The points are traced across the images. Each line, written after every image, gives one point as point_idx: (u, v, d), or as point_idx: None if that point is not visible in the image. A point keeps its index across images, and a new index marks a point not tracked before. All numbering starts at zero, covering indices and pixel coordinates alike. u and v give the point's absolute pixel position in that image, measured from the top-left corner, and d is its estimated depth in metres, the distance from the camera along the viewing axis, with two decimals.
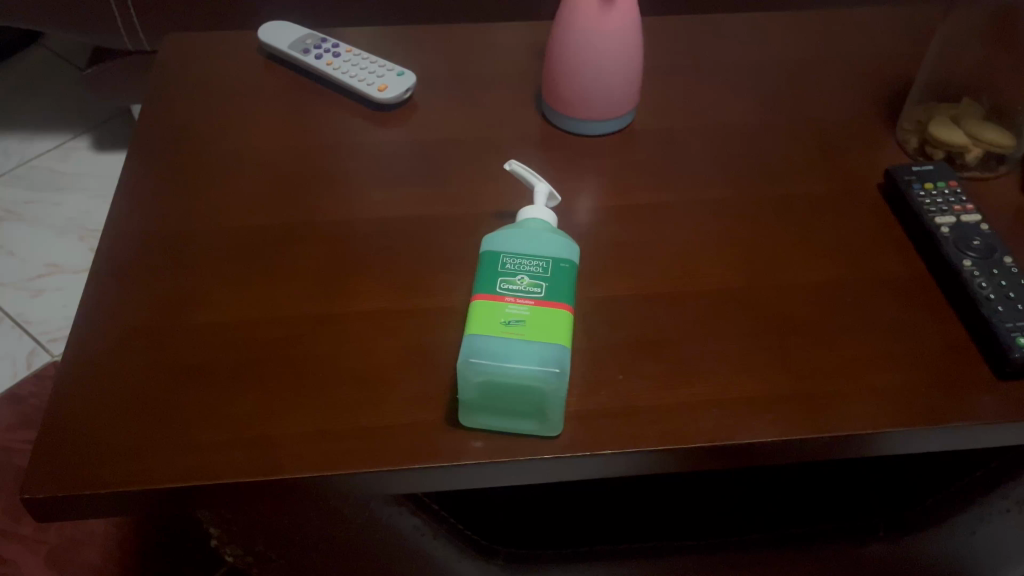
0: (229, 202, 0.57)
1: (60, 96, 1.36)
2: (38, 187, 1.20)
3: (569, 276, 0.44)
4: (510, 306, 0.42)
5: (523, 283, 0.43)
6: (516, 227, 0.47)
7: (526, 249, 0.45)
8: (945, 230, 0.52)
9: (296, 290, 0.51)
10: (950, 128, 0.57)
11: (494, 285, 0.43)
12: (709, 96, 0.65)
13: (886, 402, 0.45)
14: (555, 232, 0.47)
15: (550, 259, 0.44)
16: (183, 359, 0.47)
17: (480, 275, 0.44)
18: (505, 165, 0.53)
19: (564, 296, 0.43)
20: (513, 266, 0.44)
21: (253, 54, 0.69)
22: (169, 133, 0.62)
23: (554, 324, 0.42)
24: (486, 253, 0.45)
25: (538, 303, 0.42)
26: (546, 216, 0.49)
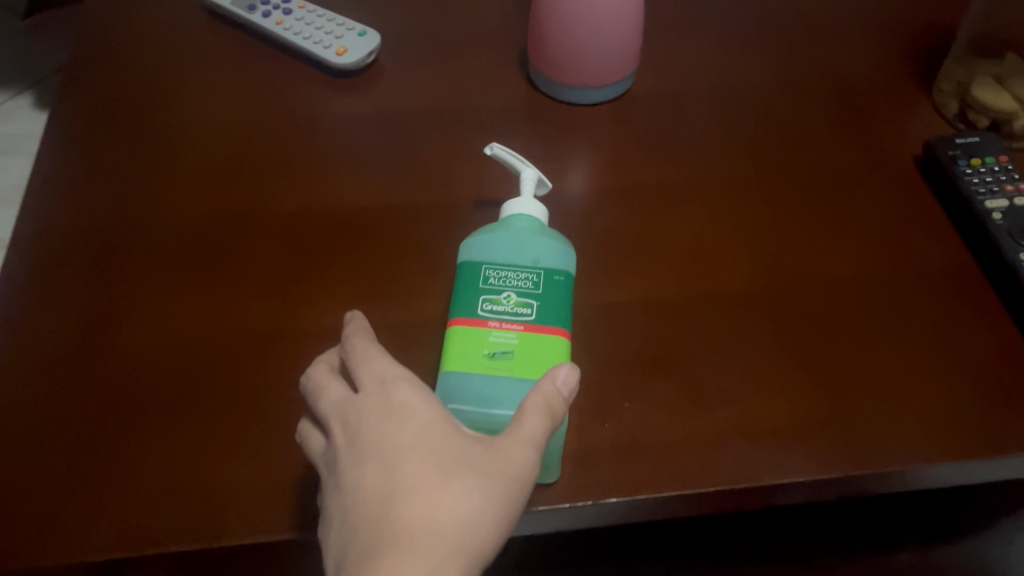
0: (167, 189, 0.49)
1: None
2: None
3: (563, 291, 0.37)
4: (495, 334, 0.35)
5: (510, 303, 0.36)
6: (499, 226, 0.40)
7: (512, 258, 0.38)
8: (997, 217, 0.44)
9: (244, 299, 0.43)
10: (996, 90, 0.50)
11: (474, 306, 0.36)
12: (717, 54, 0.56)
13: (938, 423, 0.39)
14: (546, 233, 0.39)
15: (541, 270, 0.37)
16: (110, 390, 0.40)
17: (458, 291, 0.37)
18: (485, 146, 0.45)
19: (559, 318, 0.36)
20: (498, 281, 0.36)
21: (194, 10, 0.60)
22: (96, 110, 0.53)
23: (547, 356, 0.35)
24: (464, 264, 0.38)
25: (528, 329, 0.35)
26: (535, 211, 0.41)
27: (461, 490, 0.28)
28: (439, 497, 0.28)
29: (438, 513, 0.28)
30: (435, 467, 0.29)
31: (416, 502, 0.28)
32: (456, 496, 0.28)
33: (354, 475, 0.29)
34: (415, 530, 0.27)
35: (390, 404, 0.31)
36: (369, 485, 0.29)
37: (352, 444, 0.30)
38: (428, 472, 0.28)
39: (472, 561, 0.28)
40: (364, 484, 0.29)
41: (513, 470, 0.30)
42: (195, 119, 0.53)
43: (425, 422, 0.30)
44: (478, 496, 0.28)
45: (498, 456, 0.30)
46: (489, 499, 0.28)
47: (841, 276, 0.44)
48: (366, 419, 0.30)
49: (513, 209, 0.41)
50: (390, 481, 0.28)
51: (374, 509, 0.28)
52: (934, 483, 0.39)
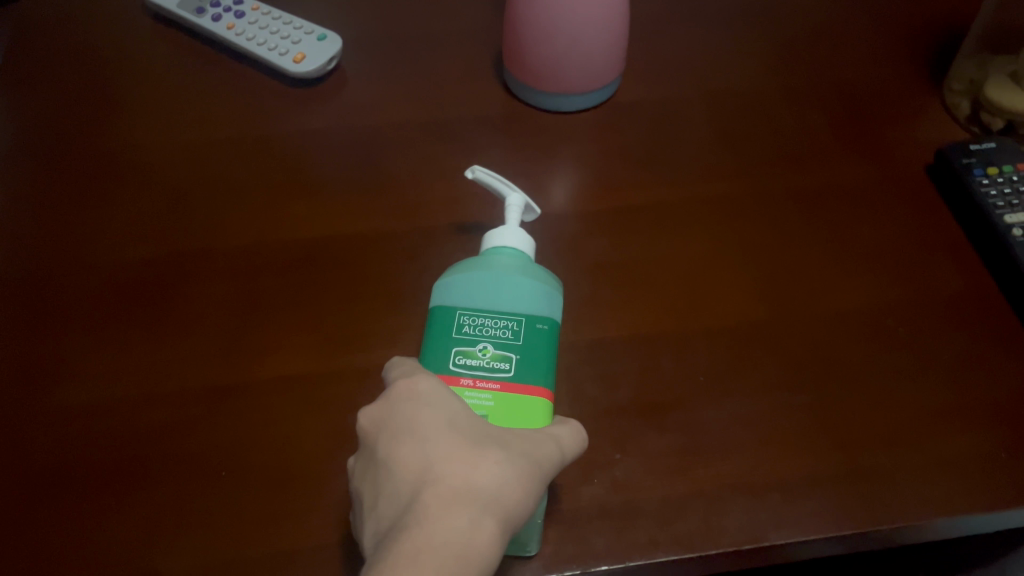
0: (109, 219, 0.44)
1: None
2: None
3: (546, 341, 0.33)
4: (468, 392, 0.31)
5: (485, 356, 0.32)
6: (476, 260, 0.36)
7: (489, 300, 0.34)
8: (1017, 233, 0.41)
9: (193, 344, 0.39)
10: (1013, 90, 0.46)
11: (445, 360, 0.32)
12: (708, 54, 0.52)
13: (961, 468, 0.35)
14: (531, 269, 0.35)
15: (522, 316, 0.33)
16: (44, 454, 0.36)
17: (428, 339, 0.33)
18: (465, 171, 0.40)
19: (541, 373, 0.32)
20: (473, 330, 0.33)
21: (137, 14, 0.55)
22: (29, 129, 0.49)
23: (524, 418, 0.31)
24: (437, 308, 0.34)
25: (504, 388, 0.31)
26: (519, 242, 0.36)
27: (494, 461, 0.27)
28: (476, 465, 0.26)
29: (476, 479, 0.26)
30: (467, 441, 0.27)
31: (453, 470, 0.26)
32: (491, 464, 0.27)
33: (387, 455, 0.28)
34: (455, 493, 0.26)
35: (417, 387, 0.29)
36: (404, 459, 0.27)
37: (381, 426, 0.29)
38: (463, 444, 0.27)
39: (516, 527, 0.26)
40: (399, 458, 0.27)
41: (543, 455, 0.29)
42: (141, 139, 0.48)
43: (453, 404, 0.29)
44: (516, 468, 0.27)
45: (529, 441, 0.29)
46: (526, 475, 0.27)
47: (850, 304, 0.40)
48: (393, 403, 0.29)
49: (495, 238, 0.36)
50: (424, 454, 0.27)
51: (412, 481, 0.26)
52: (958, 534, 0.36)
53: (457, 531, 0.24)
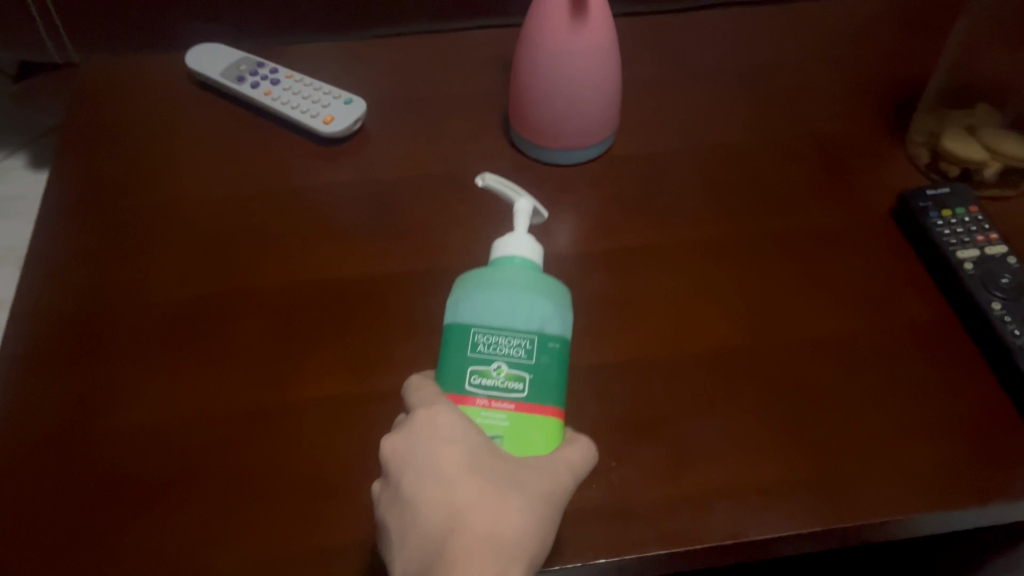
0: (160, 264, 0.50)
1: None
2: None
3: (555, 360, 0.37)
4: (485, 412, 0.35)
5: (500, 376, 0.36)
6: (487, 272, 0.39)
7: (502, 316, 0.37)
8: (968, 266, 0.46)
9: (238, 373, 0.44)
10: (965, 140, 0.51)
11: (463, 378, 0.36)
12: (694, 110, 0.58)
13: (918, 478, 0.39)
14: (540, 286, 0.39)
15: (534, 335, 0.37)
16: (110, 470, 0.41)
17: (446, 355, 0.37)
18: (478, 180, 0.48)
19: (550, 392, 0.36)
20: (489, 348, 0.36)
21: (182, 82, 0.62)
22: (88, 186, 0.54)
23: (535, 435, 0.35)
24: (455, 324, 0.37)
25: (518, 408, 0.35)
26: (528, 252, 0.40)
27: (515, 509, 0.30)
28: (500, 515, 0.30)
29: (499, 528, 0.29)
30: (490, 487, 0.30)
31: (478, 520, 0.29)
32: (513, 513, 0.30)
33: (415, 495, 0.30)
34: (482, 543, 0.29)
35: (440, 423, 0.32)
36: (432, 502, 0.30)
37: (408, 461, 0.31)
38: (487, 488, 0.30)
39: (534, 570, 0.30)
40: (428, 500, 0.30)
41: (556, 493, 0.32)
42: (187, 193, 0.54)
43: (474, 442, 0.31)
44: (532, 517, 0.30)
45: (543, 479, 0.32)
46: (541, 518, 0.31)
47: (820, 332, 0.45)
48: (415, 437, 0.32)
49: (506, 249, 0.40)
50: (451, 498, 0.30)
51: (440, 526, 0.29)
52: (918, 533, 0.40)
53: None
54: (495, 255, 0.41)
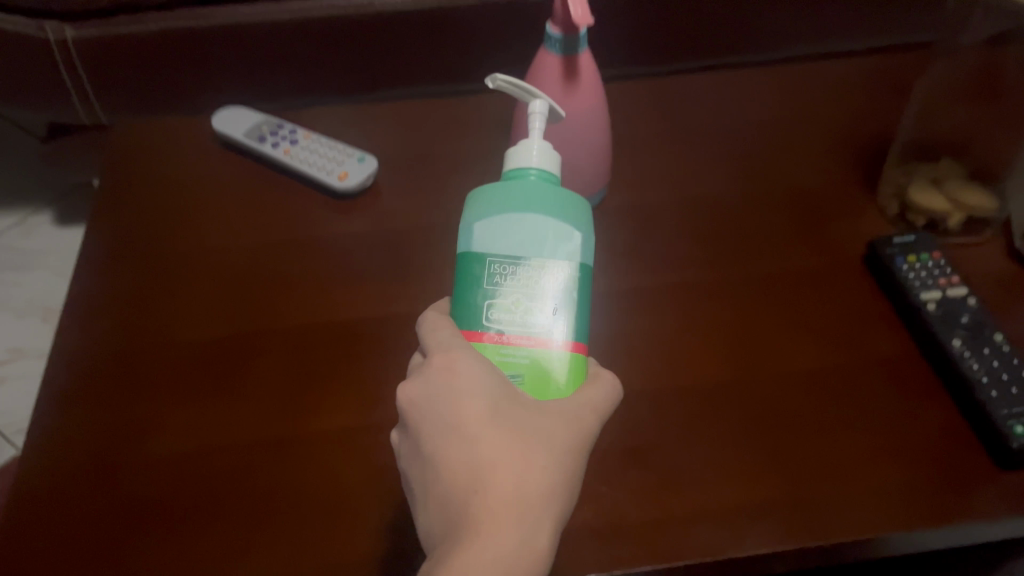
0: (187, 308, 0.54)
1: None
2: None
3: (575, 287, 0.39)
4: (505, 347, 0.38)
5: (519, 309, 0.38)
6: (503, 189, 0.41)
7: (522, 243, 0.39)
8: (931, 306, 0.49)
9: (257, 407, 0.48)
10: (930, 192, 0.55)
11: (482, 312, 0.39)
12: (681, 163, 0.62)
13: (884, 500, 0.43)
14: (557, 202, 0.40)
15: (555, 263, 0.39)
16: (141, 497, 0.44)
17: (466, 282, 0.39)
18: (485, 79, 0.48)
19: (570, 323, 0.38)
20: (510, 279, 0.39)
21: (207, 142, 0.67)
22: (120, 238, 0.59)
23: (556, 369, 0.38)
24: (473, 250, 0.39)
25: (537, 344, 0.38)
26: (543, 163, 0.42)
27: (533, 459, 0.33)
28: (518, 467, 0.32)
29: (518, 480, 0.32)
30: (508, 439, 0.33)
31: (498, 473, 0.32)
32: (531, 464, 0.32)
33: (438, 449, 0.33)
34: (501, 496, 0.32)
35: (457, 376, 0.34)
36: (454, 455, 0.33)
37: (429, 413, 0.34)
38: (505, 441, 0.33)
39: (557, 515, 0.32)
40: (449, 454, 0.33)
41: (574, 436, 0.34)
42: (211, 243, 0.58)
43: (491, 394, 0.34)
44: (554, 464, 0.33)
45: (560, 424, 0.34)
46: (560, 464, 0.33)
47: (797, 367, 0.49)
48: (435, 386, 0.34)
49: (522, 166, 0.42)
50: (471, 452, 0.32)
51: (462, 480, 0.32)
52: (886, 553, 0.43)
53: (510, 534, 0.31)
54: (510, 168, 0.43)
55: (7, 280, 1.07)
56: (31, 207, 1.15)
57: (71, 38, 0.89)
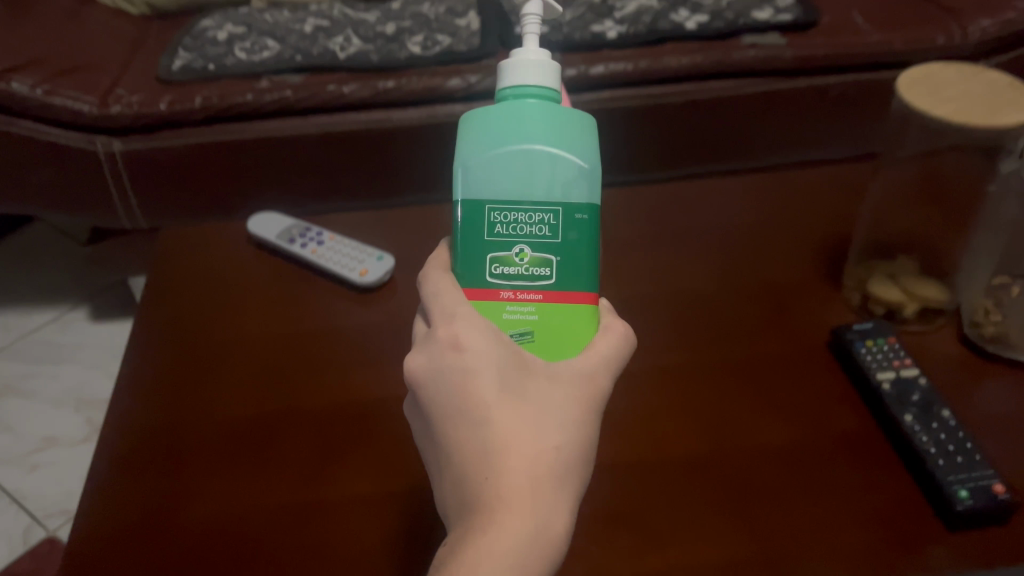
0: (224, 389, 0.60)
1: (42, 246, 1.34)
2: (15, 350, 1.17)
3: (580, 230, 0.39)
4: (512, 303, 0.40)
5: (523, 262, 0.40)
6: (500, 111, 0.39)
7: (523, 187, 0.39)
8: (886, 385, 0.55)
9: (285, 477, 0.54)
10: (887, 285, 0.62)
11: (485, 268, 0.40)
12: (666, 258, 0.70)
13: (846, 557, 0.48)
14: (561, 129, 0.39)
15: (558, 209, 0.39)
16: (181, 556, 0.50)
17: (468, 232, 0.40)
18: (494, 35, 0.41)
19: (576, 275, 0.40)
20: (512, 230, 0.39)
21: (242, 244, 0.74)
22: (164, 328, 0.66)
23: (565, 322, 0.40)
24: (470, 193, 0.39)
25: (545, 298, 0.40)
26: (545, 79, 0.40)
27: (541, 440, 0.34)
28: (527, 450, 0.33)
29: (528, 463, 0.33)
30: (517, 421, 0.34)
31: (508, 457, 0.33)
32: (539, 445, 0.34)
33: (451, 432, 0.34)
34: (514, 479, 0.33)
35: (463, 355, 0.35)
36: (466, 439, 0.34)
37: (439, 394, 0.35)
38: (513, 424, 0.34)
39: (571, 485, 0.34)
40: (463, 437, 0.34)
41: (578, 410, 0.36)
42: (245, 332, 0.65)
43: (497, 373, 0.35)
44: (564, 437, 0.34)
45: (566, 400, 0.36)
46: (568, 439, 0.35)
47: (769, 437, 0.54)
48: (442, 365, 0.35)
49: (522, 83, 0.40)
50: (482, 437, 0.34)
51: (476, 463, 0.34)
52: None
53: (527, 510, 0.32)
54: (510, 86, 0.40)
55: (46, 373, 1.13)
56: (69, 305, 1.23)
57: (118, 151, 0.99)
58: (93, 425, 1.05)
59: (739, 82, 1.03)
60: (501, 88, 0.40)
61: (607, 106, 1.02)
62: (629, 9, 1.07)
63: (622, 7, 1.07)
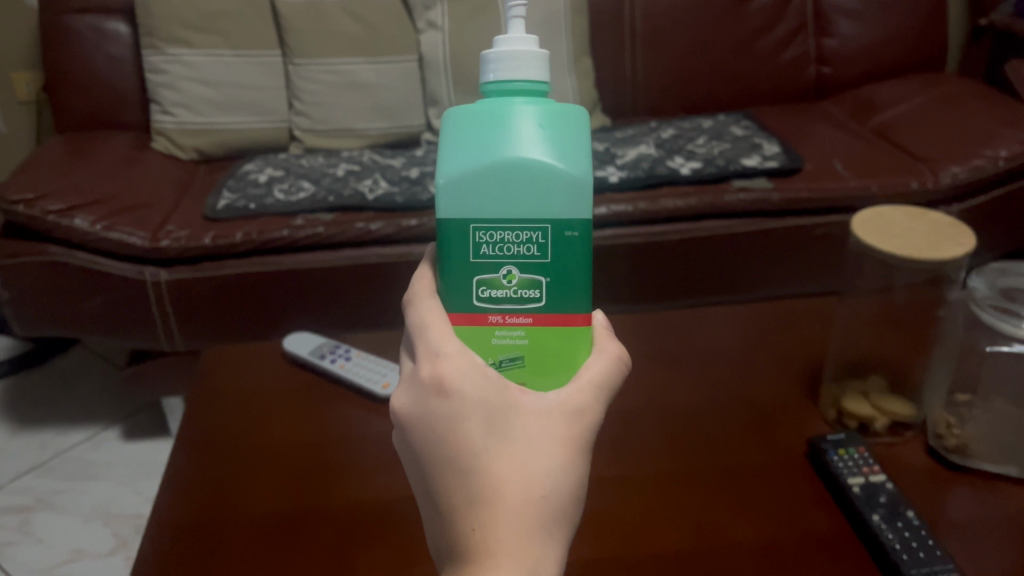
0: (256, 488, 0.67)
1: (82, 370, 1.43)
2: (50, 467, 1.23)
3: (567, 247, 0.43)
4: (503, 326, 0.44)
5: (512, 284, 0.44)
6: (489, 122, 0.41)
7: (509, 208, 0.42)
8: (856, 488, 0.61)
9: (310, 565, 0.59)
10: (859, 400, 0.69)
11: (474, 292, 0.44)
12: (660, 376, 0.77)
13: None
14: (550, 143, 0.40)
15: (546, 228, 0.42)
16: None
17: (458, 252, 0.43)
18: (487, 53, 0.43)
19: (565, 295, 0.44)
20: (499, 249, 0.43)
21: (278, 362, 0.83)
22: (204, 434, 0.73)
23: (555, 340, 0.44)
24: (456, 211, 0.42)
25: (534, 322, 0.44)
26: (532, 72, 0.42)
27: (525, 487, 0.37)
28: (512, 498, 0.37)
29: (512, 511, 0.37)
30: (502, 471, 0.37)
31: (493, 508, 0.37)
32: (523, 493, 0.37)
33: (443, 482, 0.38)
34: (500, 527, 0.36)
35: (447, 400, 0.38)
36: (458, 489, 0.37)
37: (431, 444, 0.39)
38: (499, 474, 0.37)
39: (557, 521, 0.38)
40: (454, 488, 0.38)
41: (558, 451, 0.39)
42: (277, 438, 0.72)
43: (482, 423, 0.38)
44: (551, 476, 0.38)
45: (545, 443, 0.39)
46: (550, 482, 0.38)
47: (751, 535, 0.60)
48: (431, 414, 0.38)
49: (510, 80, 0.42)
50: (471, 488, 0.37)
51: (465, 513, 0.37)
52: None
53: (518, 552, 0.36)
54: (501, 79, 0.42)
55: (78, 488, 1.19)
56: (103, 425, 1.30)
57: (165, 280, 1.09)
58: (120, 539, 1.10)
59: (731, 221, 1.13)
60: (489, 86, 0.43)
61: (609, 241, 1.11)
62: (629, 158, 1.20)
63: (624, 157, 1.21)
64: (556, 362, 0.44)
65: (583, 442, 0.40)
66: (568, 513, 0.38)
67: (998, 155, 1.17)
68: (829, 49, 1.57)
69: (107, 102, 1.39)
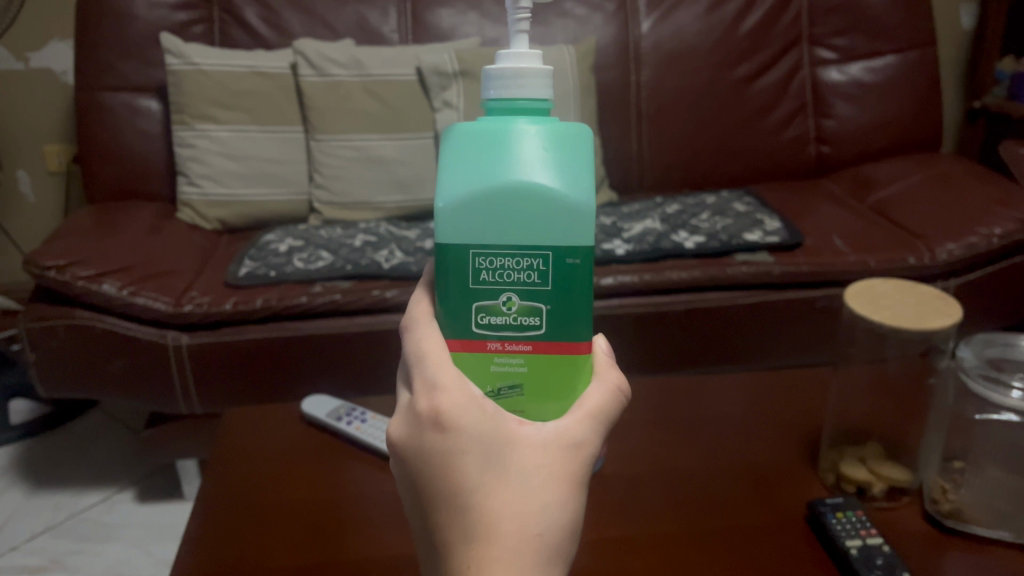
0: (274, 543, 0.69)
1: (98, 434, 1.46)
2: (64, 528, 1.24)
3: (565, 277, 0.46)
4: (502, 353, 0.48)
5: (512, 310, 0.47)
6: (495, 150, 0.45)
7: (512, 234, 0.45)
8: (854, 550, 0.63)
9: None
10: (856, 466, 0.71)
11: (474, 318, 0.47)
12: (663, 440, 0.80)
13: None
14: (551, 168, 0.44)
15: (546, 256, 0.46)
16: None
17: (461, 278, 0.46)
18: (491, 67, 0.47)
19: (561, 321, 0.47)
20: (500, 276, 0.46)
21: (296, 423, 0.86)
22: (225, 491, 0.75)
23: (552, 367, 0.48)
24: (456, 238, 0.45)
25: (533, 349, 0.48)
26: (533, 92, 0.46)
27: (520, 519, 0.40)
28: (506, 531, 0.40)
29: (506, 542, 0.39)
30: (497, 504, 0.40)
31: (489, 539, 0.39)
32: (518, 525, 0.40)
33: (443, 516, 0.41)
34: (494, 558, 0.39)
35: (443, 432, 0.41)
36: (458, 523, 0.40)
37: (430, 478, 0.41)
38: (494, 507, 0.40)
39: (551, 555, 0.40)
40: (454, 522, 0.40)
41: (554, 483, 0.41)
42: (295, 496, 0.75)
43: (478, 457, 0.41)
44: (546, 512, 0.40)
45: (542, 476, 0.41)
46: (545, 514, 0.40)
47: None
48: (429, 447, 0.41)
49: (514, 97, 0.46)
50: (469, 522, 0.40)
51: (462, 545, 0.40)
52: None
53: None
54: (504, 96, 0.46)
55: (91, 549, 1.20)
56: (117, 487, 1.33)
57: (186, 344, 1.13)
58: None
59: (734, 293, 1.17)
60: (494, 101, 0.47)
61: (616, 311, 1.15)
62: (634, 232, 1.25)
63: (630, 231, 1.26)
64: (553, 388, 0.48)
65: (579, 475, 0.43)
66: (563, 547, 0.41)
67: (992, 233, 1.21)
68: (828, 130, 1.63)
69: (136, 173, 1.45)
